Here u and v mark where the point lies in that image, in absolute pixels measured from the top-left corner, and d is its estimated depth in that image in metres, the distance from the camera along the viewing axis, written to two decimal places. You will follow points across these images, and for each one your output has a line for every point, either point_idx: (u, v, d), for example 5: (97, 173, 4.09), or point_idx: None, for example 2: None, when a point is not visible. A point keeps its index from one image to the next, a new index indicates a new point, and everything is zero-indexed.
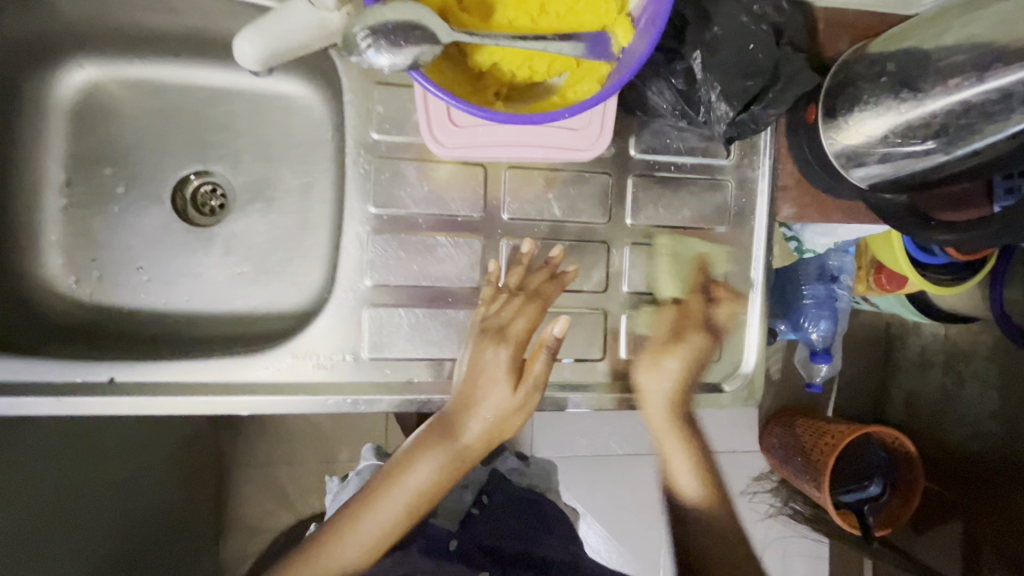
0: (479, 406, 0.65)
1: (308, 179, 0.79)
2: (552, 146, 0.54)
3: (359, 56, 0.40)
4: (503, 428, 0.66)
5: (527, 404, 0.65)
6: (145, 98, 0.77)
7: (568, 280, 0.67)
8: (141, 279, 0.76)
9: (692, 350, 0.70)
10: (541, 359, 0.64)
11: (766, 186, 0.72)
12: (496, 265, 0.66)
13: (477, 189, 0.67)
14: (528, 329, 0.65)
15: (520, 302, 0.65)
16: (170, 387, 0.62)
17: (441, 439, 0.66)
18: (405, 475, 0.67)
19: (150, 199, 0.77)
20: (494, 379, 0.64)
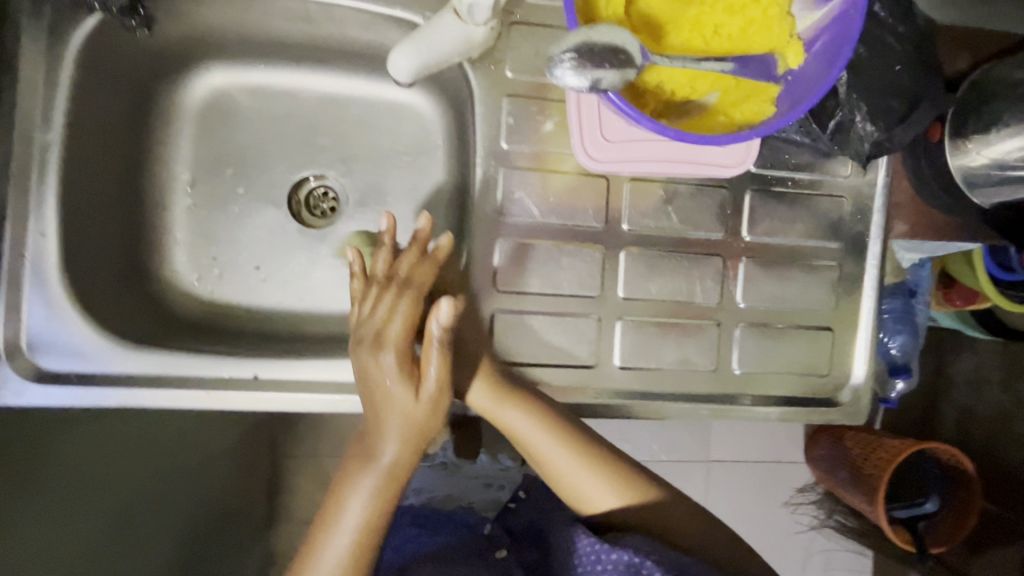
0: (387, 416, 0.61)
1: (416, 184, 0.81)
2: (699, 162, 0.56)
3: (555, 75, 0.42)
4: (424, 430, 0.62)
5: (437, 404, 0.61)
6: (265, 103, 0.78)
7: (441, 254, 0.65)
8: (258, 278, 0.79)
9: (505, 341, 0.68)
10: (434, 355, 0.60)
11: (882, 203, 0.72)
12: (357, 257, 0.66)
13: (599, 200, 0.69)
14: (406, 327, 0.62)
15: (392, 296, 0.63)
16: (299, 385, 0.64)
17: (364, 464, 0.61)
18: (340, 519, 0.60)
19: (267, 201, 0.80)
20: (392, 384, 0.60)
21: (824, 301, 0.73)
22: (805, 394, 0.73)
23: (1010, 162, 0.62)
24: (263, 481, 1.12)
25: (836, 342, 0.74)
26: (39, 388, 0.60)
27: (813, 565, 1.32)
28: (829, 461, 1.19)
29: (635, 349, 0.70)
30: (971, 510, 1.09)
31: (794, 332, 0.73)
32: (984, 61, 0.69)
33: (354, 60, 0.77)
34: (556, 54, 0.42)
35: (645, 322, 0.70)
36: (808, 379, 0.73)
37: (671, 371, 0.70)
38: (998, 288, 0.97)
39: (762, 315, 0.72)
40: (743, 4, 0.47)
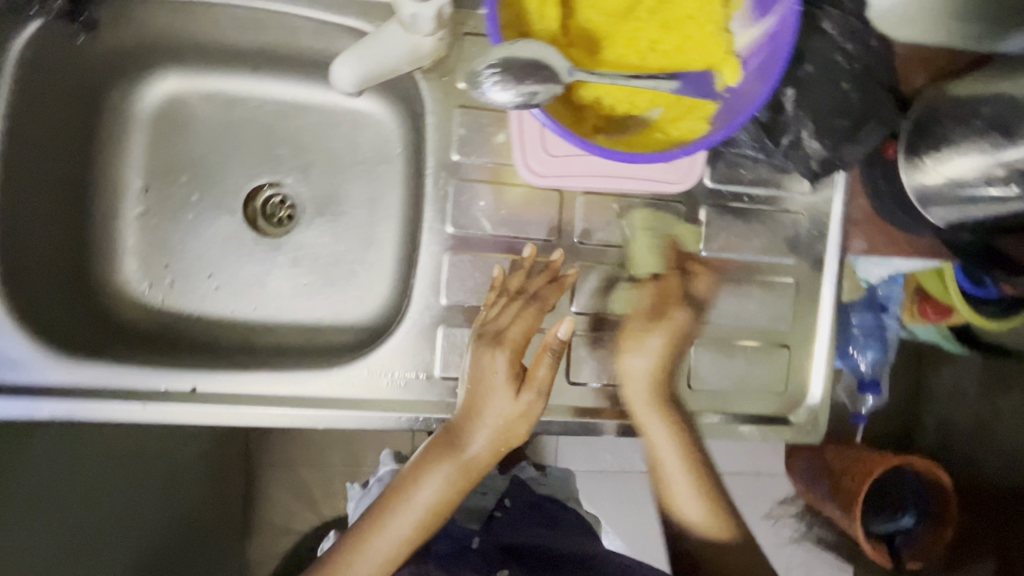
0: (484, 416, 0.63)
1: (375, 194, 0.80)
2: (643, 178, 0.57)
3: (484, 92, 0.41)
4: (511, 437, 0.64)
5: (531, 410, 0.64)
6: (221, 110, 0.77)
7: (568, 284, 0.67)
8: (211, 287, 0.78)
9: (677, 326, 0.69)
10: (545, 362, 0.63)
11: (839, 220, 0.71)
12: (500, 271, 0.66)
13: (552, 213, 0.68)
14: (525, 333, 0.64)
15: (518, 307, 0.65)
16: (244, 398, 0.63)
17: (447, 452, 0.64)
18: (417, 491, 0.65)
19: (221, 209, 0.79)
20: (496, 386, 0.63)
21: (782, 318, 0.72)
22: (761, 413, 0.73)
23: (964, 183, 0.61)
24: (236, 489, 1.11)
25: (792, 360, 0.73)
26: None
27: None
28: (808, 473, 1.18)
29: (589, 365, 0.69)
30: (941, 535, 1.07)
31: (752, 350, 0.72)
32: (940, 78, 0.69)
33: (310, 68, 0.76)
34: (485, 69, 0.41)
35: (601, 338, 0.69)
36: (765, 396, 0.73)
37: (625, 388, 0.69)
38: (968, 304, 0.96)
39: (719, 332, 0.71)
40: (677, 19, 0.47)
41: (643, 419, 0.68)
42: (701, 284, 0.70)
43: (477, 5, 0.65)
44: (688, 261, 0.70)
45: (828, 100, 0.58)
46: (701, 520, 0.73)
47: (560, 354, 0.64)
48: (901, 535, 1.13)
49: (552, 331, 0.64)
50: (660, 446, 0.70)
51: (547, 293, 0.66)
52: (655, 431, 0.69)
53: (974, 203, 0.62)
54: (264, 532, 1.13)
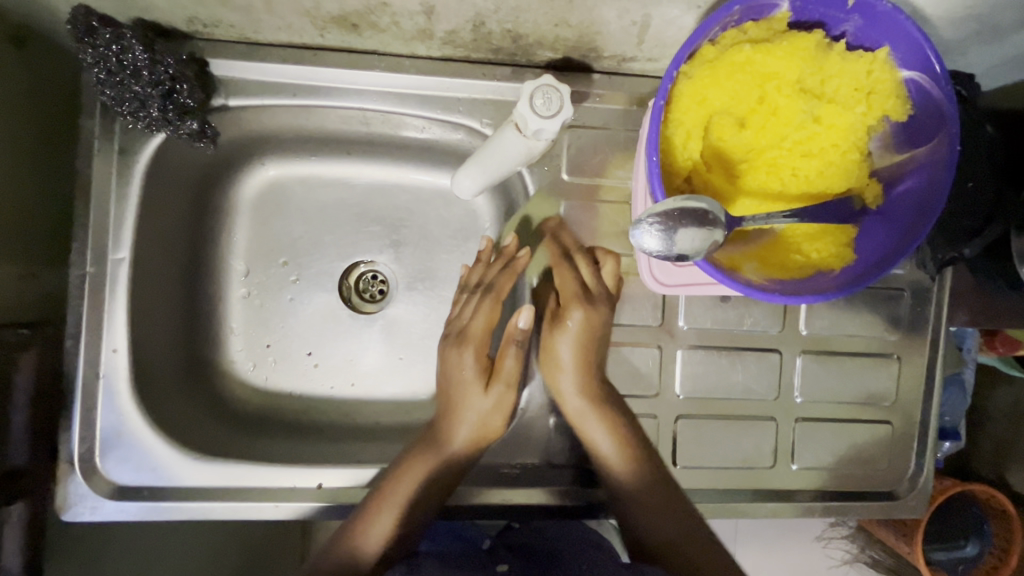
0: (463, 411, 0.65)
1: (465, 269, 0.82)
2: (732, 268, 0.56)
3: (640, 242, 0.44)
4: (488, 434, 0.66)
5: (503, 400, 0.66)
6: (316, 192, 0.80)
7: (522, 263, 0.69)
8: (311, 364, 0.80)
9: (582, 329, 0.64)
10: (511, 353, 0.66)
11: (941, 296, 0.71)
12: (464, 269, 0.73)
13: (655, 298, 0.69)
14: (486, 325, 0.68)
15: (477, 300, 0.69)
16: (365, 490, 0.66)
17: (430, 448, 0.65)
18: (399, 488, 0.63)
19: (319, 288, 0.81)
20: (465, 380, 0.67)
21: (882, 394, 0.72)
22: (865, 486, 0.73)
23: None
24: None
25: (895, 434, 0.73)
26: (114, 503, 0.63)
27: None
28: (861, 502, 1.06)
29: (693, 447, 0.69)
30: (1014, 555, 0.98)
31: (855, 424, 0.72)
32: None
33: (404, 151, 0.77)
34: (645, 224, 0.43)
35: (705, 419, 0.70)
36: (867, 470, 0.73)
37: (730, 468, 0.70)
38: None
39: (820, 409, 0.71)
40: (822, 148, 0.46)
41: (581, 418, 0.64)
42: (606, 271, 0.67)
43: (581, 99, 0.66)
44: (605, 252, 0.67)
45: None
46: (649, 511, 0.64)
47: (524, 343, 0.66)
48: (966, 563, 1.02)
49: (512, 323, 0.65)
50: (600, 449, 0.64)
51: (504, 281, 0.69)
52: (599, 435, 0.64)
53: None
54: None
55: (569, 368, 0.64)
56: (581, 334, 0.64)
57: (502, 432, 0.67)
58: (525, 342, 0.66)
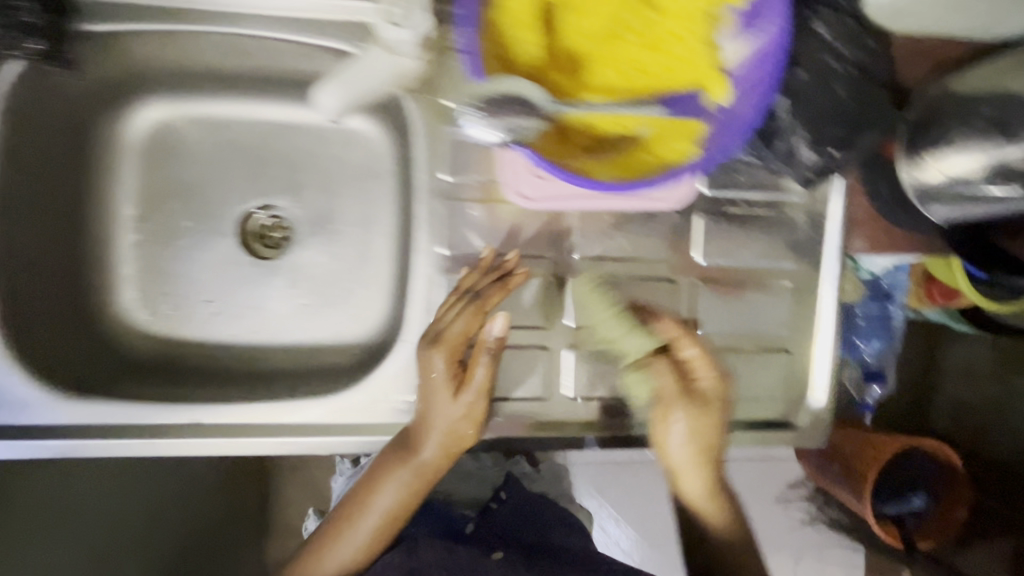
0: (432, 418, 0.62)
1: (368, 211, 0.80)
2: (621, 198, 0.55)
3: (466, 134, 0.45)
4: (461, 440, 0.63)
5: (474, 409, 0.63)
6: (209, 133, 0.78)
7: (518, 283, 0.64)
8: (209, 311, 0.79)
9: (699, 424, 0.66)
10: (483, 362, 0.62)
11: (838, 221, 0.70)
12: (456, 270, 0.65)
13: (545, 227, 0.67)
14: (465, 332, 0.63)
15: (462, 304, 0.63)
16: (245, 429, 0.64)
17: (399, 458, 0.63)
18: (372, 498, 0.63)
19: (215, 234, 0.79)
20: (435, 387, 0.62)
21: (779, 323, 0.72)
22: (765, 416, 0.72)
23: (969, 178, 0.58)
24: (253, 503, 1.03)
25: (794, 363, 0.72)
26: None
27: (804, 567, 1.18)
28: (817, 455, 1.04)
29: (587, 379, 0.68)
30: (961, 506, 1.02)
31: (753, 353, 0.71)
32: (943, 71, 0.68)
33: (294, 88, 0.75)
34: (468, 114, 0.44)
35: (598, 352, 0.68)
36: (764, 401, 0.72)
37: (625, 401, 0.69)
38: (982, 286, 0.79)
39: (717, 339, 0.70)
40: None
41: (695, 497, 0.69)
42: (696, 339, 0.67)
43: None
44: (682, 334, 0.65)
45: (820, 107, 0.58)
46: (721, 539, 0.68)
47: (498, 352, 0.63)
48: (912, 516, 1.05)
49: (487, 331, 0.63)
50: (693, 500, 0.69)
51: (494, 295, 0.63)
52: (688, 483, 0.68)
53: (974, 201, 0.59)
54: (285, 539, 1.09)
55: (684, 457, 0.67)
56: (716, 410, 0.66)
57: (475, 441, 0.64)
58: (498, 350, 0.63)
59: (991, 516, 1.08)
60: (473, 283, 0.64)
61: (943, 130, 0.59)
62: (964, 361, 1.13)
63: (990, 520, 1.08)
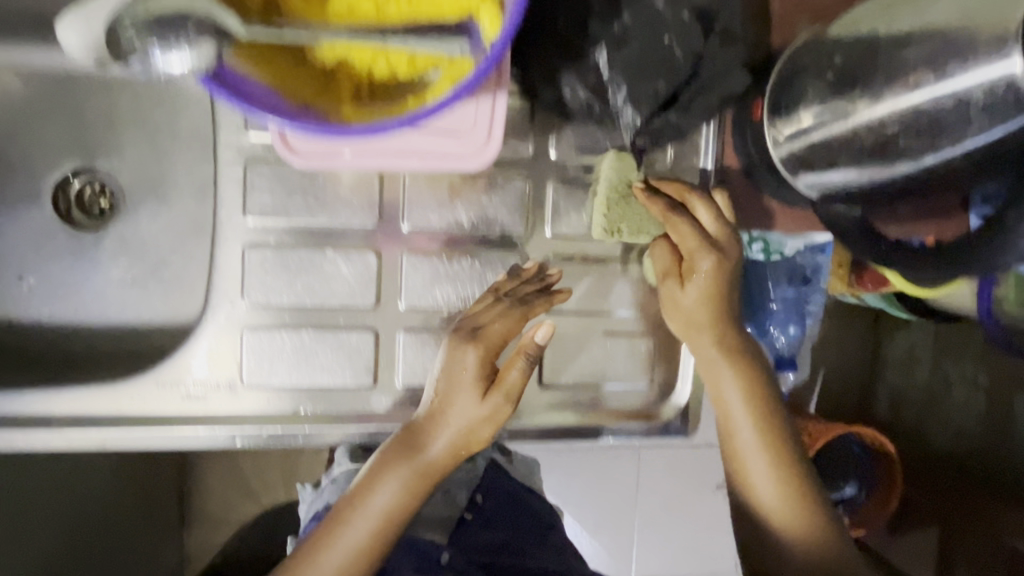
0: (447, 416, 0.56)
1: (205, 176, 0.72)
2: (433, 132, 0.46)
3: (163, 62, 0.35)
4: (473, 442, 0.57)
5: (498, 413, 0.57)
6: (12, 87, 0.68)
7: (560, 302, 0.61)
8: (23, 288, 0.70)
9: (713, 278, 0.59)
10: (518, 366, 0.57)
11: (704, 194, 0.64)
12: (501, 276, 0.61)
13: (373, 196, 0.59)
14: (504, 334, 0.58)
15: (502, 307, 0.59)
16: (19, 419, 0.55)
17: (406, 454, 0.56)
18: (369, 497, 0.55)
19: (27, 202, 0.70)
20: (462, 384, 0.56)
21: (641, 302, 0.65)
22: (644, 414, 0.68)
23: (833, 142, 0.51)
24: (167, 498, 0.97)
25: (656, 347, 0.67)
26: None
27: None
28: None
29: (421, 366, 0.61)
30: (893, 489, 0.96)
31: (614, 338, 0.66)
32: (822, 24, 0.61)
33: None
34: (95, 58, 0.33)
35: (435, 335, 0.61)
36: (625, 391, 0.67)
37: None
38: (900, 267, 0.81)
39: (571, 322, 0.64)
40: None
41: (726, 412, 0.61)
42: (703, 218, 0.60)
43: None
44: (689, 193, 0.61)
45: (643, 57, 0.51)
46: (771, 500, 0.59)
47: (537, 359, 0.57)
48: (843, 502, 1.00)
49: (529, 335, 0.58)
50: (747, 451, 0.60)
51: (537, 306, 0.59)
52: (738, 423, 0.60)
53: (840, 164, 0.52)
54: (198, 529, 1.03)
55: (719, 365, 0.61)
56: (707, 282, 0.60)
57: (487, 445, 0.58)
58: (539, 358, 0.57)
59: (919, 504, 0.99)
60: (518, 288, 0.60)
61: (801, 85, 0.53)
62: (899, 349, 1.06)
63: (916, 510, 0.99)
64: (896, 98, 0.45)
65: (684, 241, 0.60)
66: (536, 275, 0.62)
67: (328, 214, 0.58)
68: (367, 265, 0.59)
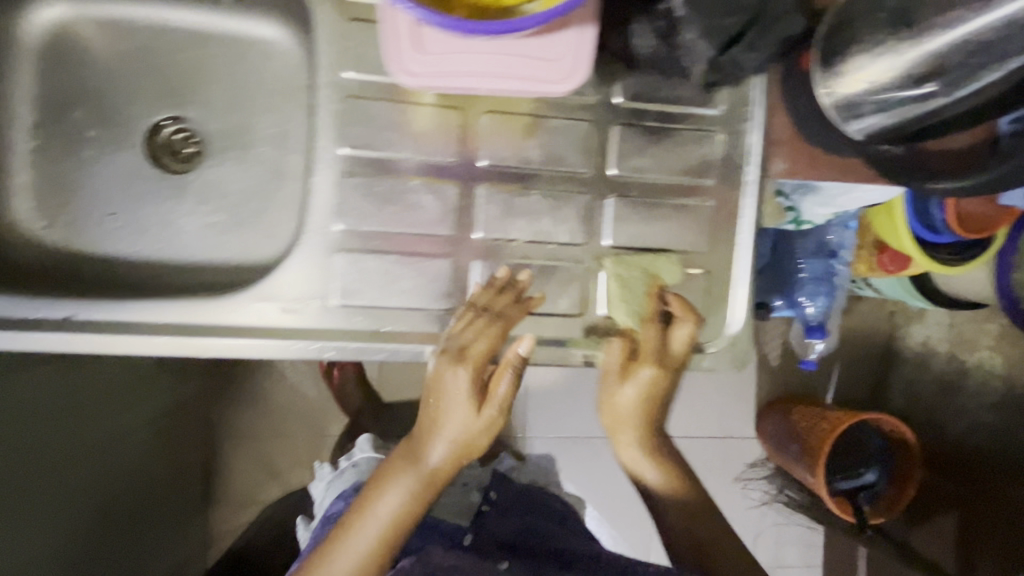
0: (443, 429, 0.66)
1: (285, 127, 0.77)
2: (525, 57, 0.51)
3: None
4: (469, 448, 0.67)
5: (490, 424, 0.67)
6: (114, 39, 0.74)
7: (532, 308, 0.65)
8: (112, 225, 0.75)
9: (651, 382, 0.69)
10: (506, 379, 0.65)
11: (756, 140, 0.68)
12: (476, 288, 0.63)
13: (455, 134, 0.65)
14: (488, 351, 0.63)
15: (483, 323, 0.63)
16: (133, 326, 0.60)
17: (409, 465, 0.68)
18: (380, 502, 0.68)
19: (121, 145, 0.76)
20: (457, 402, 0.65)
21: (697, 242, 0.69)
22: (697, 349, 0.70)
23: (883, 84, 0.57)
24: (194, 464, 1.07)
25: (712, 283, 0.70)
26: None
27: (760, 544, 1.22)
28: (776, 440, 1.13)
29: (495, 293, 0.65)
30: (911, 480, 1.02)
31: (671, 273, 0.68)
32: None
33: None
34: None
35: (506, 265, 0.66)
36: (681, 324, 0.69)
37: (542, 315, 0.66)
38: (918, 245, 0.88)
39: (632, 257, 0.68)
40: None
41: (630, 456, 0.77)
42: (681, 336, 0.67)
43: None
44: (692, 313, 0.66)
45: None
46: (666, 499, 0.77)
47: (521, 371, 0.65)
48: (865, 492, 1.08)
49: (512, 350, 0.64)
50: (640, 470, 0.78)
51: (513, 317, 0.64)
52: (639, 460, 0.77)
53: (889, 102, 0.58)
54: (226, 504, 1.14)
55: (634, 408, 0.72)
56: (648, 381, 0.69)
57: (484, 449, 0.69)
58: (523, 369, 0.65)
59: (939, 490, 1.12)
60: (500, 304, 0.63)
61: (854, 30, 0.57)
62: (905, 346, 1.18)
63: (941, 497, 1.11)
64: (945, 31, 0.51)
65: (647, 341, 0.67)
66: (517, 287, 0.64)
67: (415, 148, 0.64)
68: (448, 198, 0.64)
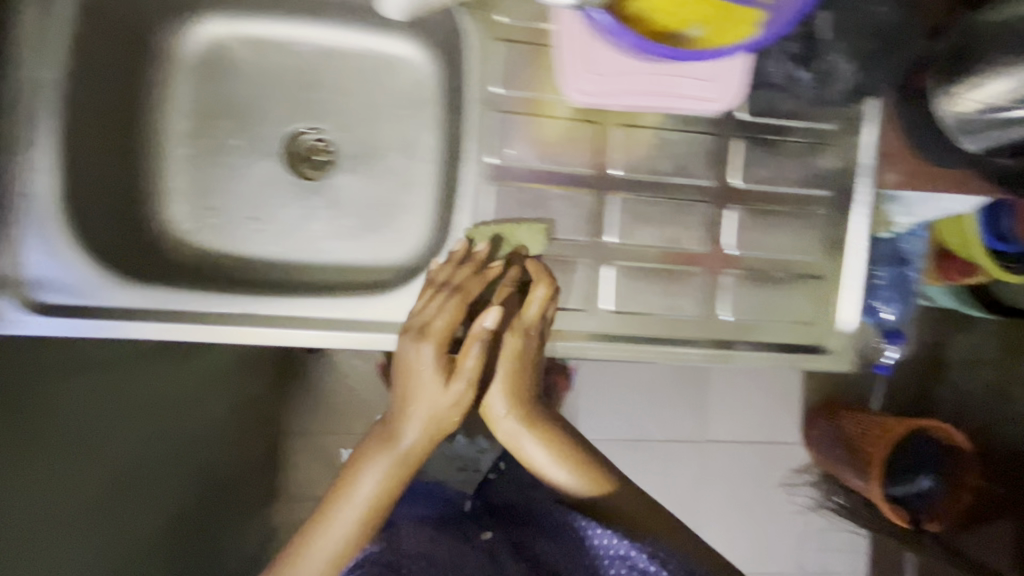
0: (413, 408, 0.66)
1: (412, 137, 0.82)
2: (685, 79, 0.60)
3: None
4: (444, 425, 0.67)
5: (462, 398, 0.66)
6: (259, 55, 0.80)
7: (492, 279, 0.68)
8: (252, 228, 0.80)
9: (516, 347, 0.67)
10: (473, 353, 0.65)
11: (868, 152, 0.72)
12: (432, 266, 0.68)
13: (591, 145, 0.69)
14: (449, 325, 0.65)
15: (443, 298, 0.66)
16: (308, 319, 0.69)
17: (383, 446, 0.66)
18: (354, 488, 0.66)
19: (262, 152, 0.81)
20: (424, 378, 0.65)
21: (811, 250, 0.73)
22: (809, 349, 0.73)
23: (1005, 101, 0.62)
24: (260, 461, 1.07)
25: (825, 289, 0.73)
26: (43, 319, 0.65)
27: (805, 549, 1.25)
28: (824, 442, 1.16)
29: (625, 294, 0.70)
30: (965, 485, 1.04)
31: (786, 279, 0.72)
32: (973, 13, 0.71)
33: (346, 12, 0.79)
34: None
35: (633, 268, 0.70)
36: (797, 327, 0.73)
37: (666, 316, 0.70)
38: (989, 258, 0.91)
39: (751, 263, 0.72)
40: None
41: (516, 437, 0.70)
42: (538, 297, 0.66)
43: None
44: (538, 272, 0.67)
45: None
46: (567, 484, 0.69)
47: (488, 343, 0.66)
48: (919, 497, 1.09)
49: (479, 324, 0.66)
50: (544, 468, 0.69)
51: (472, 288, 0.67)
52: (534, 440, 0.69)
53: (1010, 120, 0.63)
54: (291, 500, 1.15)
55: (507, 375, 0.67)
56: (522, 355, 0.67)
57: (457, 425, 0.68)
58: (490, 341, 0.66)
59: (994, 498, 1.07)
60: (456, 276, 0.67)
61: (981, 53, 0.63)
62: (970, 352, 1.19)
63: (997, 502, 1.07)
64: None
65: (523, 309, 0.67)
66: (474, 262, 0.68)
67: (553, 159, 0.69)
68: (584, 205, 0.69)
